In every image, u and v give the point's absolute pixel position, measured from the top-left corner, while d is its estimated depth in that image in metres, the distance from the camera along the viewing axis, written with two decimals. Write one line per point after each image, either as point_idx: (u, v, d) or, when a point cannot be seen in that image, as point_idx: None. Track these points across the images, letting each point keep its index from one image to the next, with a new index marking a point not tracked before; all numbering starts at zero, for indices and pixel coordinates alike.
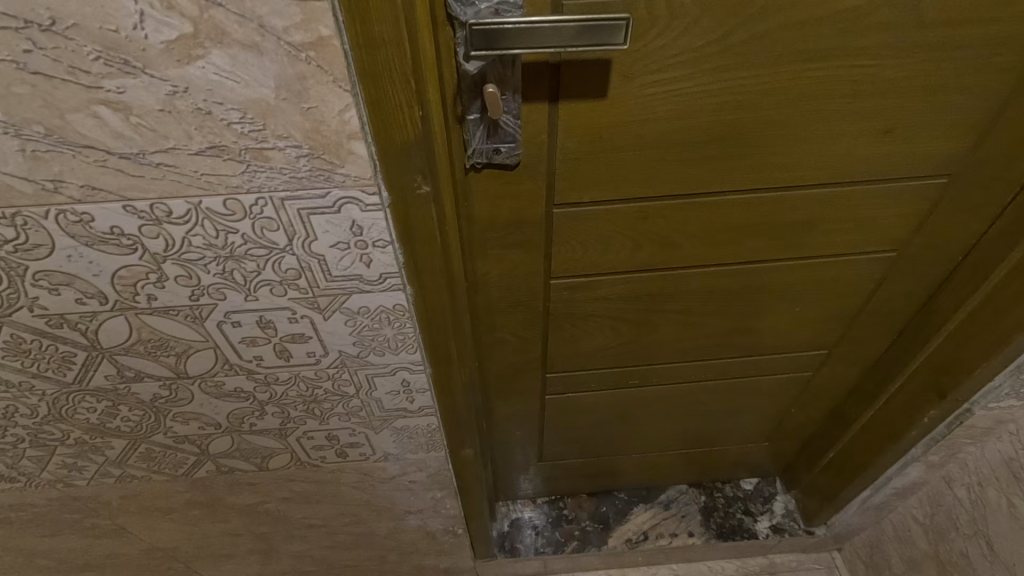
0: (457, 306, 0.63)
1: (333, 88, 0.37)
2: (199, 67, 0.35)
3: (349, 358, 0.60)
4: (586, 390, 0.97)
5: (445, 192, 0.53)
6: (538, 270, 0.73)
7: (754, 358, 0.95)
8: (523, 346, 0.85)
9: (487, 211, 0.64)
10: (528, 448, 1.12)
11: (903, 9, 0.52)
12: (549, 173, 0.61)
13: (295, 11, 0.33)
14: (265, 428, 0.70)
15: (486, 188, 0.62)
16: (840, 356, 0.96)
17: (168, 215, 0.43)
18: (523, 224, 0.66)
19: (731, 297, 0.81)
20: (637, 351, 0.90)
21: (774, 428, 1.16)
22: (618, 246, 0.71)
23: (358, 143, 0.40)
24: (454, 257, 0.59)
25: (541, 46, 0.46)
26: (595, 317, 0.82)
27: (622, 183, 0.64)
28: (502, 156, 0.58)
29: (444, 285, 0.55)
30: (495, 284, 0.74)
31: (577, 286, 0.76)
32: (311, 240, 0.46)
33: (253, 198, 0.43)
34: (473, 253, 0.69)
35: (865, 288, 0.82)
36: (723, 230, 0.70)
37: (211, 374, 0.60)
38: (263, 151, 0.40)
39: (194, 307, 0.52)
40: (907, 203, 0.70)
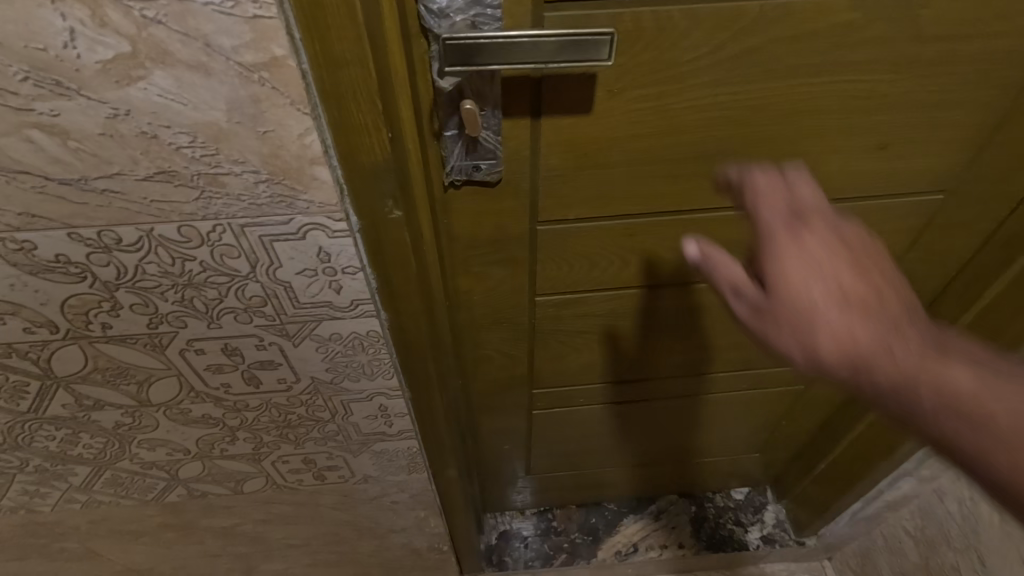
0: (437, 327, 0.60)
1: (290, 110, 0.34)
2: (140, 89, 0.32)
3: (322, 384, 0.57)
4: (575, 404, 0.95)
5: (422, 214, 0.51)
6: (523, 287, 0.70)
7: (745, 372, 0.93)
8: (509, 362, 0.82)
9: (469, 228, 0.61)
10: (516, 462, 1.09)
11: (900, 22, 0.50)
12: (532, 190, 0.59)
13: (244, 30, 0.30)
14: (237, 453, 0.67)
15: (467, 206, 0.59)
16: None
17: (117, 243, 0.40)
18: (507, 241, 0.63)
19: (723, 313, 0.79)
20: (626, 367, 0.87)
21: (766, 439, 1.15)
22: (605, 263, 0.68)
23: (321, 169, 0.37)
24: (433, 278, 0.57)
25: (521, 62, 0.44)
26: (584, 334, 0.80)
27: (609, 200, 0.61)
28: (483, 173, 0.55)
29: (421, 309, 0.53)
30: (479, 301, 0.71)
31: (564, 303, 0.74)
32: (275, 267, 0.43)
33: (210, 224, 0.40)
34: (455, 271, 0.66)
35: None
36: (714, 246, 0.68)
37: (176, 402, 0.57)
38: (217, 176, 0.37)
39: (153, 335, 0.48)
40: (903, 220, 0.68)
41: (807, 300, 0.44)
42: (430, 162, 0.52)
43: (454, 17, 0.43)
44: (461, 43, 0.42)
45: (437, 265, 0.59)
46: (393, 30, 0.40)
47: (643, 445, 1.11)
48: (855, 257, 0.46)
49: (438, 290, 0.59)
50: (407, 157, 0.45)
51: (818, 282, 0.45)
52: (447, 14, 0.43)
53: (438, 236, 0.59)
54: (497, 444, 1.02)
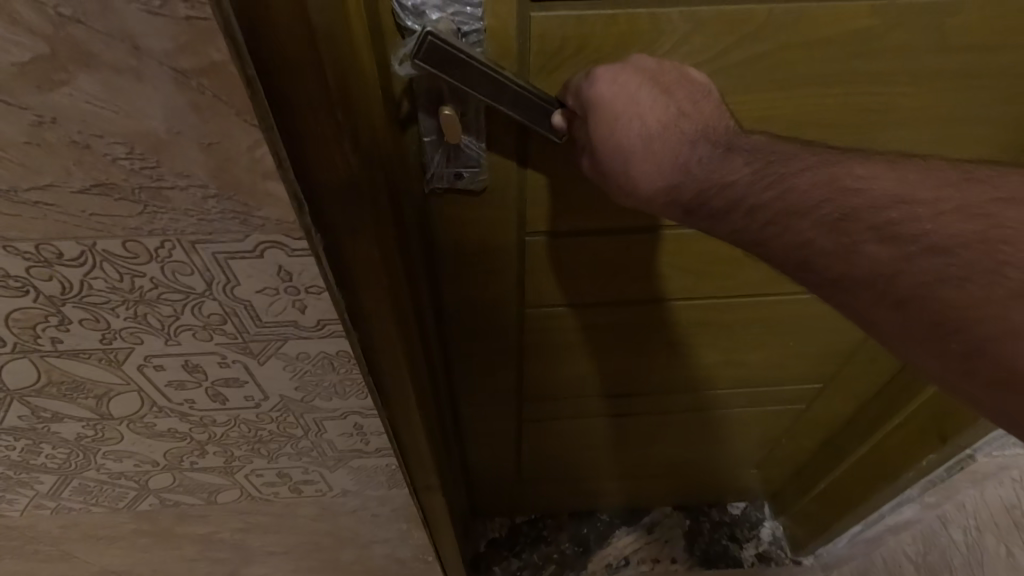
0: (417, 339, 0.58)
1: (236, 121, 0.30)
2: (66, 94, 0.28)
3: (292, 402, 0.54)
4: (567, 415, 0.92)
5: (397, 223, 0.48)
6: (510, 300, 0.67)
7: (743, 390, 0.90)
8: (497, 375, 0.79)
9: (454, 236, 0.59)
10: (506, 471, 1.07)
11: (924, 31, 0.46)
12: (519, 198, 0.56)
13: (176, 32, 0.26)
14: (209, 466, 0.64)
15: (450, 213, 0.56)
16: (834, 392, 0.91)
17: (58, 257, 0.37)
18: (496, 252, 0.60)
19: (721, 332, 0.76)
20: (622, 381, 0.84)
21: (765, 456, 1.11)
22: (596, 279, 0.66)
23: (276, 183, 0.34)
24: (411, 286, 0.54)
25: (486, 93, 0.44)
26: (574, 347, 0.76)
27: (594, 214, 0.58)
28: (465, 181, 0.53)
29: (399, 327, 0.50)
30: (464, 312, 0.68)
31: (553, 317, 0.71)
32: (233, 285, 0.40)
33: (158, 240, 0.36)
34: (439, 279, 0.63)
35: None
36: (711, 263, 0.65)
37: (139, 416, 0.54)
38: (161, 190, 0.33)
39: (107, 351, 0.45)
40: None
41: (613, 137, 0.47)
42: (404, 162, 0.50)
43: (432, 17, 0.43)
44: (443, 48, 0.41)
45: (416, 272, 0.56)
46: (354, 30, 0.36)
47: (637, 457, 1.08)
48: (665, 78, 0.46)
49: (416, 301, 0.56)
50: (377, 170, 0.41)
51: (628, 108, 0.46)
52: (423, 12, 0.43)
53: (417, 242, 0.56)
54: (487, 452, 1.00)
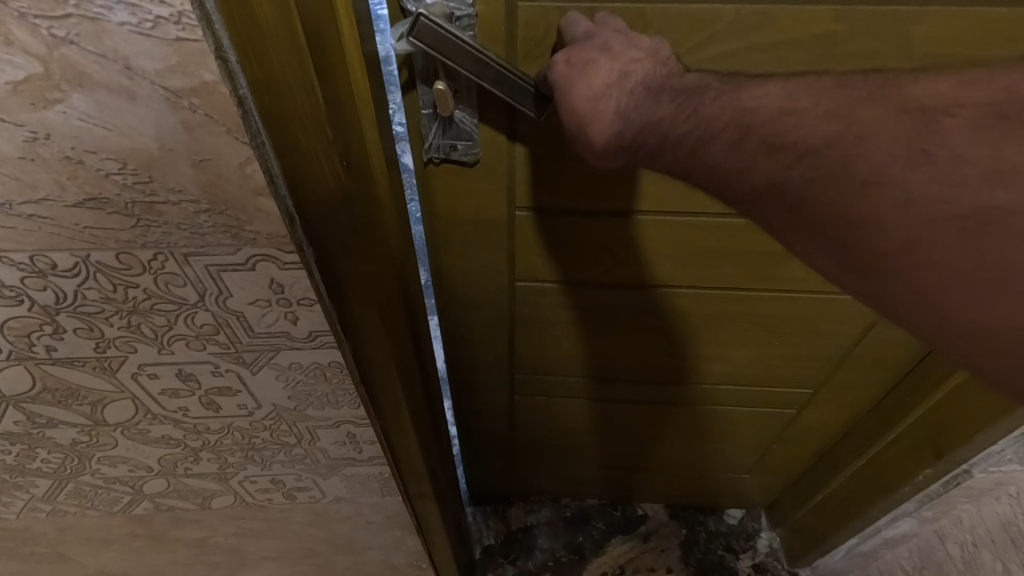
0: (409, 348, 0.58)
1: (227, 139, 0.30)
2: (59, 112, 0.29)
3: (285, 411, 0.54)
4: (557, 394, 0.99)
5: (388, 236, 0.48)
6: (500, 273, 0.76)
7: (728, 386, 0.93)
8: (491, 347, 0.87)
9: (450, 207, 0.68)
10: (500, 449, 1.13)
11: (887, 36, 0.53)
12: (508, 178, 0.64)
13: (168, 53, 0.27)
14: (202, 472, 0.65)
15: (446, 182, 0.65)
16: (827, 401, 0.93)
17: (52, 268, 0.37)
18: (489, 224, 0.69)
19: (702, 320, 0.81)
20: (606, 363, 0.91)
21: (756, 463, 1.12)
22: (579, 257, 0.74)
23: (266, 199, 0.34)
24: (404, 297, 0.55)
25: (468, 69, 0.51)
26: (563, 324, 0.84)
27: (575, 193, 0.66)
28: (458, 153, 0.61)
29: (393, 334, 0.51)
30: (461, 282, 0.77)
31: (540, 291, 0.79)
32: (226, 296, 0.41)
33: (151, 252, 0.37)
34: (439, 249, 0.73)
35: (852, 329, 0.79)
36: (687, 251, 0.72)
37: (133, 422, 0.55)
38: (153, 205, 0.34)
39: (102, 359, 0.46)
40: None
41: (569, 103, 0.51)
42: (392, 172, 0.50)
43: (427, 2, 0.51)
44: (433, 29, 0.49)
45: (407, 282, 0.57)
46: (339, 44, 0.37)
47: (626, 450, 1.12)
48: (614, 46, 0.50)
49: (407, 309, 0.57)
50: (366, 180, 0.42)
51: (579, 77, 0.50)
52: None
53: (409, 249, 0.57)
54: (482, 428, 1.07)
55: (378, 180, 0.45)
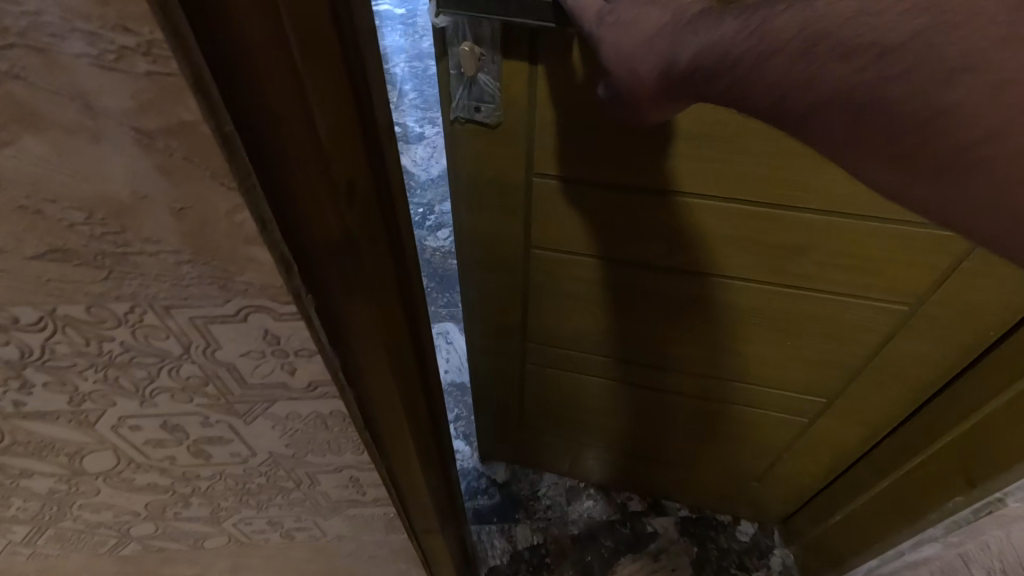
0: (427, 390, 0.54)
1: (212, 185, 0.26)
2: (9, 156, 0.24)
3: (282, 457, 0.50)
4: (565, 369, 1.02)
5: (411, 281, 0.44)
6: (516, 237, 0.80)
7: (740, 385, 0.94)
8: (504, 310, 0.92)
9: (474, 164, 0.72)
10: (508, 412, 1.18)
11: None
12: (527, 142, 0.68)
13: (138, 88, 0.22)
14: (193, 516, 0.60)
15: (470, 141, 0.70)
16: (846, 415, 0.92)
17: (16, 322, 0.33)
18: (508, 187, 0.74)
19: (714, 312, 0.82)
20: (619, 344, 0.92)
21: (766, 472, 1.12)
22: (590, 232, 0.76)
23: (260, 249, 0.29)
24: (427, 343, 0.51)
25: (488, 13, 0.56)
26: (575, 300, 0.87)
27: (589, 165, 0.68)
28: (482, 114, 0.66)
29: (404, 387, 0.47)
30: (477, 239, 0.82)
31: (554, 263, 0.82)
32: (214, 348, 0.36)
33: (127, 305, 0.32)
34: (462, 208, 0.78)
35: (873, 337, 0.79)
36: (701, 235, 0.72)
37: (115, 471, 0.50)
38: (127, 256, 0.29)
39: (77, 411, 0.41)
40: (925, 251, 0.67)
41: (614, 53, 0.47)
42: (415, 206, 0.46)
43: None
44: None
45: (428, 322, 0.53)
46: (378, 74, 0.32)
47: (636, 439, 1.13)
48: None
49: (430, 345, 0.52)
50: (386, 227, 0.37)
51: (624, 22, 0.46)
52: None
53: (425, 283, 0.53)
54: (497, 393, 1.13)
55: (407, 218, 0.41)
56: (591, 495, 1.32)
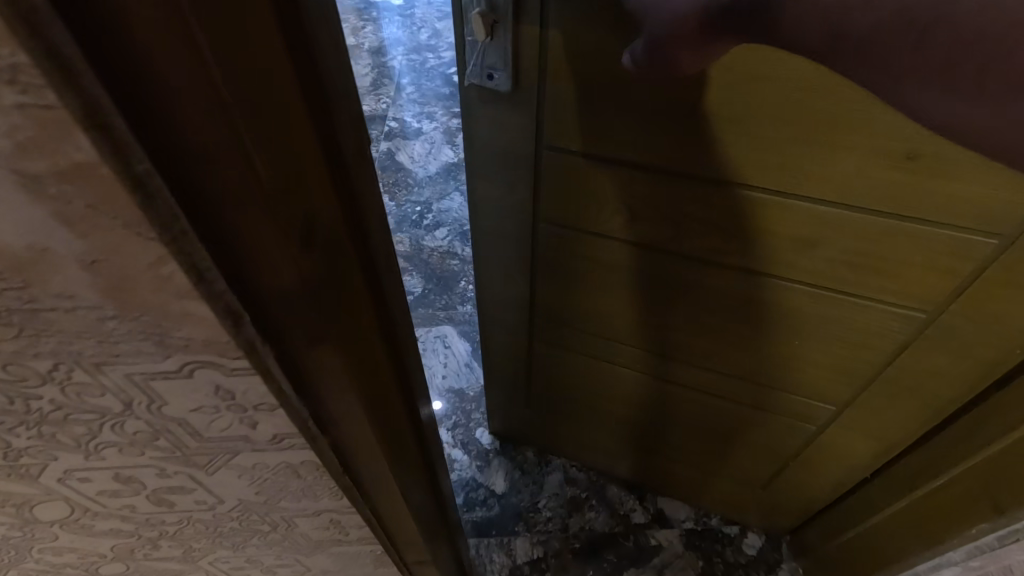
0: (416, 430, 0.50)
1: (126, 236, 0.21)
2: None
3: (253, 504, 0.45)
4: (570, 351, 1.05)
5: (392, 322, 0.39)
6: (526, 210, 0.84)
7: (749, 386, 0.94)
8: (514, 285, 0.97)
9: (490, 134, 0.77)
10: (514, 390, 1.21)
11: None
12: (538, 116, 0.72)
13: (14, 124, 0.18)
14: (165, 556, 0.56)
15: (485, 110, 0.74)
16: (857, 428, 0.90)
17: None
18: (519, 157, 0.78)
19: (722, 304, 0.84)
20: (624, 328, 0.95)
21: (773, 482, 1.10)
22: (598, 210, 0.79)
23: (196, 303, 0.25)
24: (414, 383, 0.46)
25: None
26: (582, 278, 0.90)
27: (597, 138, 0.71)
28: (493, 81, 0.70)
29: (381, 435, 0.43)
30: (490, 210, 0.86)
31: (561, 238, 0.86)
32: (160, 404, 0.31)
33: (49, 362, 0.28)
34: (476, 174, 0.83)
35: (886, 348, 0.78)
36: (705, 219, 0.74)
37: (72, 518, 0.45)
38: (38, 312, 0.25)
39: (16, 466, 0.37)
40: (942, 257, 0.66)
41: None
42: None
43: None
44: None
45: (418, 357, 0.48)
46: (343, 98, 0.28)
47: (643, 431, 1.15)
48: None
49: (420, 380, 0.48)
50: (355, 269, 0.32)
51: None
52: None
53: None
54: (507, 371, 1.17)
55: (386, 253, 0.36)
56: (593, 506, 1.29)
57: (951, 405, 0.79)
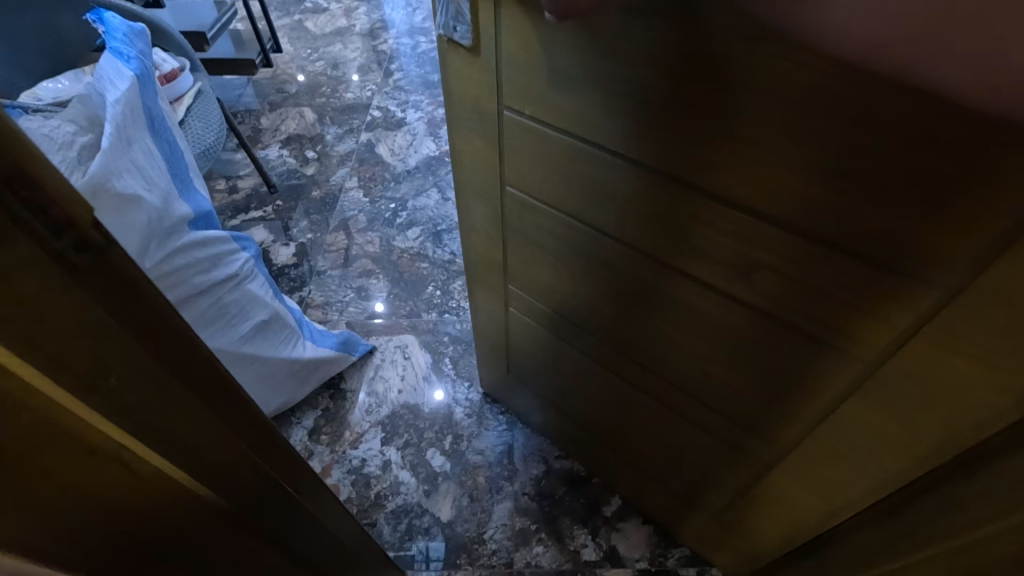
0: (190, 527, 0.43)
1: None
2: None
3: None
4: (540, 322, 1.09)
5: (65, 414, 0.31)
6: (495, 169, 0.89)
7: (701, 409, 0.90)
8: (491, 243, 1.03)
9: (461, 87, 0.82)
10: (498, 352, 1.29)
11: None
12: (496, 74, 0.75)
13: None
14: None
15: (456, 61, 0.79)
16: (805, 476, 0.82)
17: None
18: (485, 115, 0.82)
19: (667, 310, 0.81)
20: (582, 310, 0.96)
21: (724, 516, 1.05)
22: (552, 181, 0.81)
23: None
24: (166, 473, 0.39)
25: None
26: (543, 250, 0.94)
27: (545, 107, 0.72)
28: (458, 35, 0.74)
29: (83, 558, 0.34)
30: (468, 163, 0.93)
31: (524, 205, 0.89)
32: None
33: None
34: (456, 127, 0.89)
35: (823, 400, 0.71)
36: (645, 212, 0.71)
37: None
38: None
39: None
40: (883, 307, 0.57)
41: None
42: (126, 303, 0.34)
43: None
44: None
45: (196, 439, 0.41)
46: None
47: (607, 425, 1.15)
48: None
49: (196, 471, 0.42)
50: None
51: None
52: None
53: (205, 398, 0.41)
54: (495, 330, 1.25)
55: (41, 337, 0.29)
56: (542, 540, 1.23)
57: (902, 474, 0.69)
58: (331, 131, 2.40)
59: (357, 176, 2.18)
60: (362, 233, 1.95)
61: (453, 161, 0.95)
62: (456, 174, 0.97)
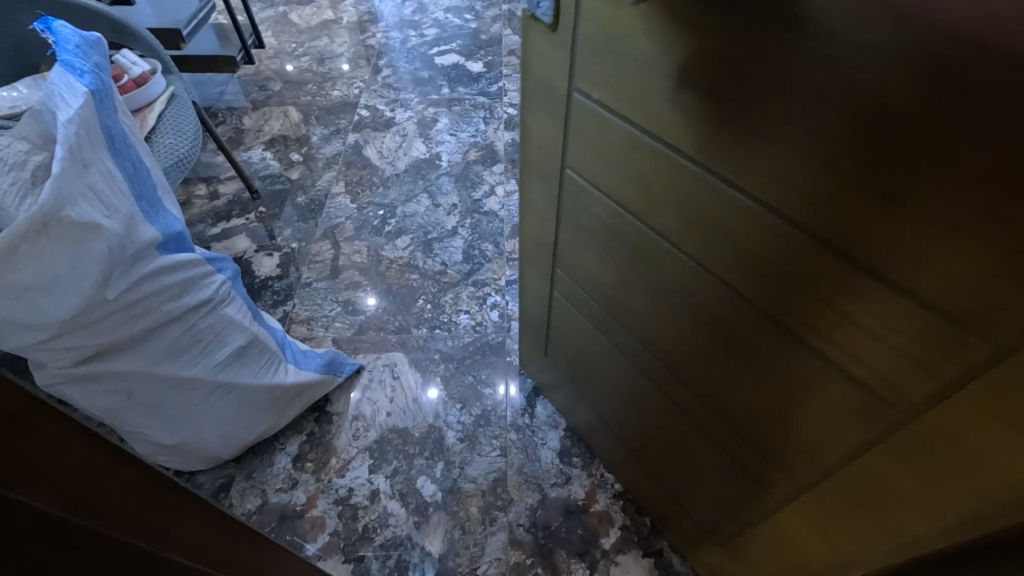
0: None
1: None
2: None
3: None
4: (584, 313, 1.04)
5: None
6: (557, 147, 0.83)
7: (727, 432, 0.85)
8: (546, 222, 0.98)
9: (537, 58, 0.76)
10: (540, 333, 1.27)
11: None
12: (570, 50, 0.69)
13: None
14: None
15: (535, 32, 0.73)
16: (822, 523, 0.76)
17: None
18: (556, 93, 0.76)
19: (706, 322, 0.75)
20: (624, 307, 0.91)
21: (734, 548, 1.00)
22: (612, 169, 0.75)
23: None
24: None
25: None
26: (592, 238, 0.88)
27: (614, 92, 0.66)
28: (540, 10, 0.69)
29: None
30: (535, 138, 0.87)
31: (580, 189, 0.84)
32: None
33: None
34: (528, 102, 0.84)
35: (844, 446, 0.65)
36: (697, 217, 0.65)
37: None
38: None
39: None
40: (926, 357, 0.51)
41: None
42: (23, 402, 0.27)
43: None
44: None
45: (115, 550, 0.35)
46: None
47: (632, 429, 1.11)
48: None
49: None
50: None
51: None
52: None
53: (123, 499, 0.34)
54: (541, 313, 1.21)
55: None
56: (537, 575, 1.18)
57: (926, 538, 0.63)
58: (316, 132, 2.30)
59: (343, 180, 2.09)
60: (348, 242, 1.87)
61: (523, 134, 0.90)
62: (523, 149, 0.92)
